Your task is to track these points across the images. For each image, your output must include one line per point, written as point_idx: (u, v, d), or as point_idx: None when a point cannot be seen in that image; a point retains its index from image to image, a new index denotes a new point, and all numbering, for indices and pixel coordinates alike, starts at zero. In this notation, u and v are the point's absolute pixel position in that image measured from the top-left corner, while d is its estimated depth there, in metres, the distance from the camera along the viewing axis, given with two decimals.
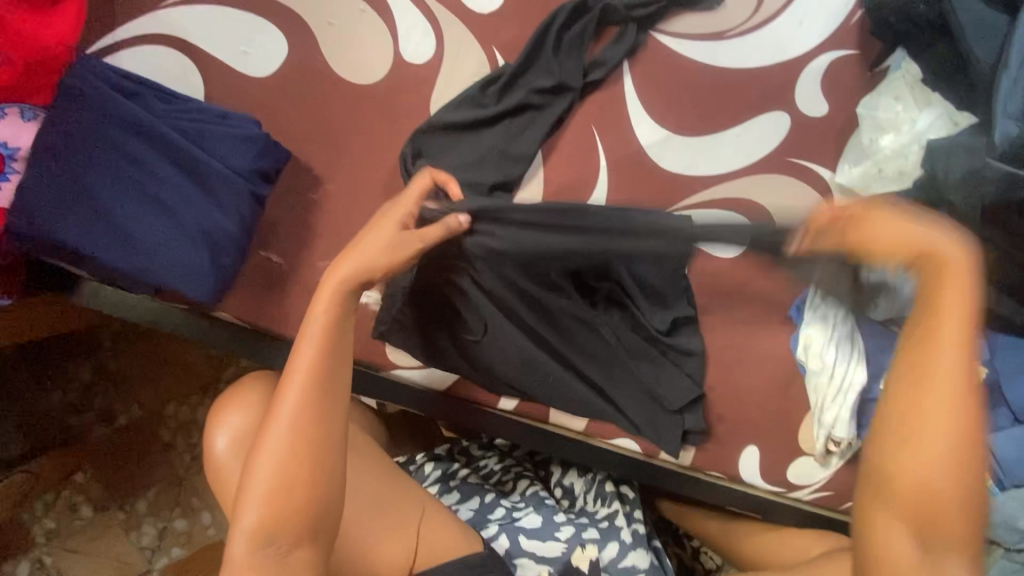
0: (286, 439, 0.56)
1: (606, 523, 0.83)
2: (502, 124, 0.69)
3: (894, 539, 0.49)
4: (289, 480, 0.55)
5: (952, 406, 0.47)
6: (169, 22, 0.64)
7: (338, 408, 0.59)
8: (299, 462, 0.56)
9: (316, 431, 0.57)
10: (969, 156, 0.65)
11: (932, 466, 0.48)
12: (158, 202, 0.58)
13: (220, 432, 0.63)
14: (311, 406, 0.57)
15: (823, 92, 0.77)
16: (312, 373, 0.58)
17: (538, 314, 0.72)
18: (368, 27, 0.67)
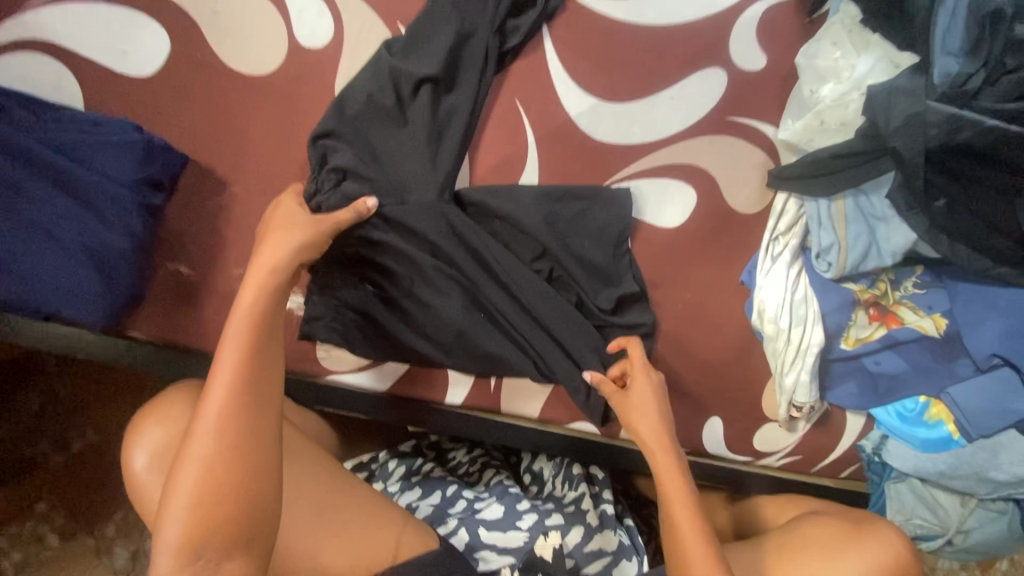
0: (209, 449, 0.50)
1: (573, 507, 0.79)
2: (424, 117, 0.64)
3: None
4: (216, 489, 0.49)
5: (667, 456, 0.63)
6: (36, 26, 0.59)
7: (270, 410, 0.53)
8: (225, 469, 0.50)
9: (246, 436, 0.51)
10: (910, 97, 0.61)
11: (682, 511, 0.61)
12: (45, 228, 0.56)
13: (138, 449, 0.58)
14: (238, 409, 0.51)
15: (760, 43, 0.72)
16: (237, 373, 0.52)
17: (467, 289, 0.69)
18: (258, 13, 0.62)
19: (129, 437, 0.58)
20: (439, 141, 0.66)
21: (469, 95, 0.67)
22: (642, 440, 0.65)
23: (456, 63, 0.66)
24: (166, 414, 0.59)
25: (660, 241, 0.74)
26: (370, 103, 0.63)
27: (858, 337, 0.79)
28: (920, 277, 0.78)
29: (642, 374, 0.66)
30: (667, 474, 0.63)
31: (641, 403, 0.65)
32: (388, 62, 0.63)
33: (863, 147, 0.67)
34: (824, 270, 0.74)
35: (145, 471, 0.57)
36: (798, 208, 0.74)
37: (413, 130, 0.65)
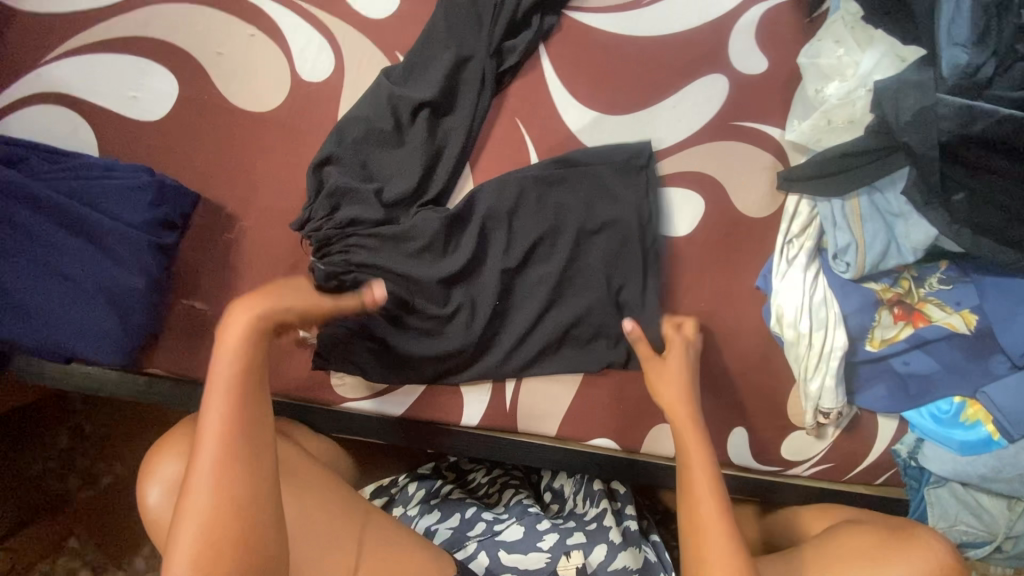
0: (208, 495, 0.49)
1: (594, 525, 0.78)
2: (422, 141, 0.66)
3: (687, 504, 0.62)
4: (216, 537, 0.48)
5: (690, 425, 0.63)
6: (51, 78, 0.61)
7: (264, 454, 0.52)
8: (226, 514, 0.49)
9: (241, 482, 0.50)
10: (919, 91, 0.60)
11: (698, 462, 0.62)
12: (58, 269, 0.57)
13: (152, 485, 0.58)
14: (229, 454, 0.50)
15: (760, 46, 0.71)
16: (232, 415, 0.51)
17: (468, 305, 0.68)
18: (261, 51, 0.63)
19: (146, 473, 0.59)
20: (437, 161, 0.67)
21: (468, 116, 0.68)
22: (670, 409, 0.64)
23: (453, 86, 0.67)
24: (181, 446, 0.60)
25: (669, 251, 0.74)
26: (368, 129, 0.64)
27: (884, 338, 0.77)
28: (946, 272, 0.76)
29: (686, 417, 0.64)
30: (687, 438, 0.63)
31: (686, 446, 0.63)
32: (387, 89, 0.64)
33: (875, 143, 0.65)
34: (842, 270, 0.72)
35: (158, 505, 0.58)
36: (811, 209, 0.73)
37: (412, 152, 0.66)
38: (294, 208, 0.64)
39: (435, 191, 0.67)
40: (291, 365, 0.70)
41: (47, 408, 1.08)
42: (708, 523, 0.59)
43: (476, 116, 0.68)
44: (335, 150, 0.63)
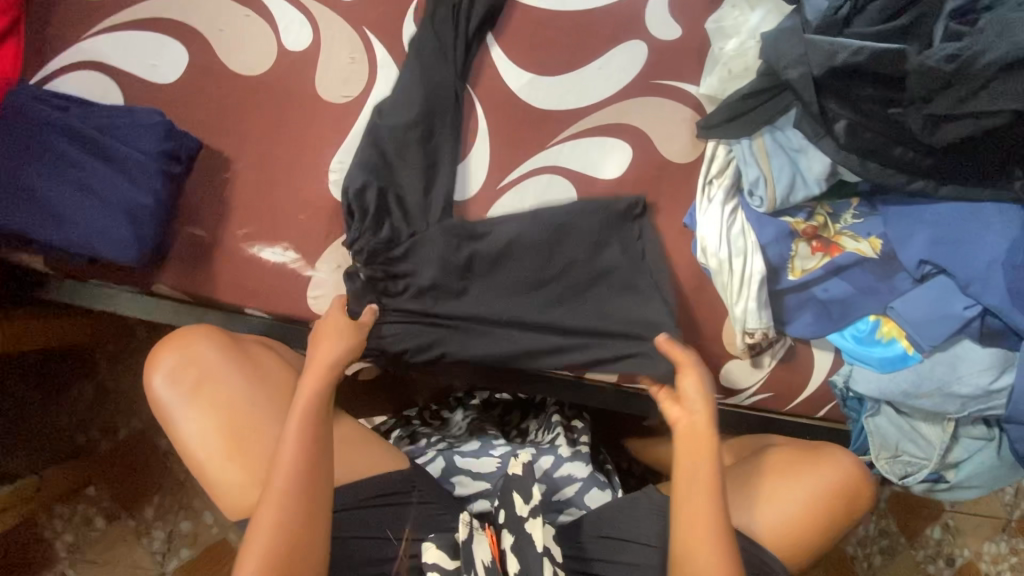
0: (277, 520, 0.63)
1: (547, 443, 0.87)
2: (420, 123, 0.78)
3: (691, 519, 0.68)
4: (279, 553, 0.62)
5: (705, 448, 0.70)
6: (90, 49, 0.75)
7: (321, 491, 0.65)
8: (288, 534, 0.63)
9: (300, 513, 0.64)
10: (791, 37, 0.71)
11: (709, 484, 0.69)
12: (83, 185, 0.68)
13: (158, 373, 0.72)
14: (295, 488, 0.64)
15: (673, 16, 0.84)
16: (297, 457, 0.65)
17: (465, 286, 0.79)
18: (255, 28, 0.77)
19: (150, 361, 0.73)
20: (440, 131, 0.80)
21: (449, 141, 0.80)
22: (683, 436, 0.72)
23: (439, 112, 0.80)
24: (181, 344, 0.73)
25: (604, 191, 0.84)
26: (377, 132, 0.77)
27: (804, 268, 0.84)
28: (857, 209, 0.83)
29: (705, 442, 0.71)
30: (699, 457, 0.70)
31: (699, 466, 0.70)
32: (375, 104, 0.78)
33: (766, 84, 0.76)
34: (757, 205, 0.81)
35: (163, 389, 0.72)
36: (727, 152, 0.83)
37: (412, 133, 0.78)
38: (278, 155, 0.78)
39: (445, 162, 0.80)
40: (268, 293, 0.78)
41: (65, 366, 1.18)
42: (706, 536, 0.67)
43: (454, 91, 0.80)
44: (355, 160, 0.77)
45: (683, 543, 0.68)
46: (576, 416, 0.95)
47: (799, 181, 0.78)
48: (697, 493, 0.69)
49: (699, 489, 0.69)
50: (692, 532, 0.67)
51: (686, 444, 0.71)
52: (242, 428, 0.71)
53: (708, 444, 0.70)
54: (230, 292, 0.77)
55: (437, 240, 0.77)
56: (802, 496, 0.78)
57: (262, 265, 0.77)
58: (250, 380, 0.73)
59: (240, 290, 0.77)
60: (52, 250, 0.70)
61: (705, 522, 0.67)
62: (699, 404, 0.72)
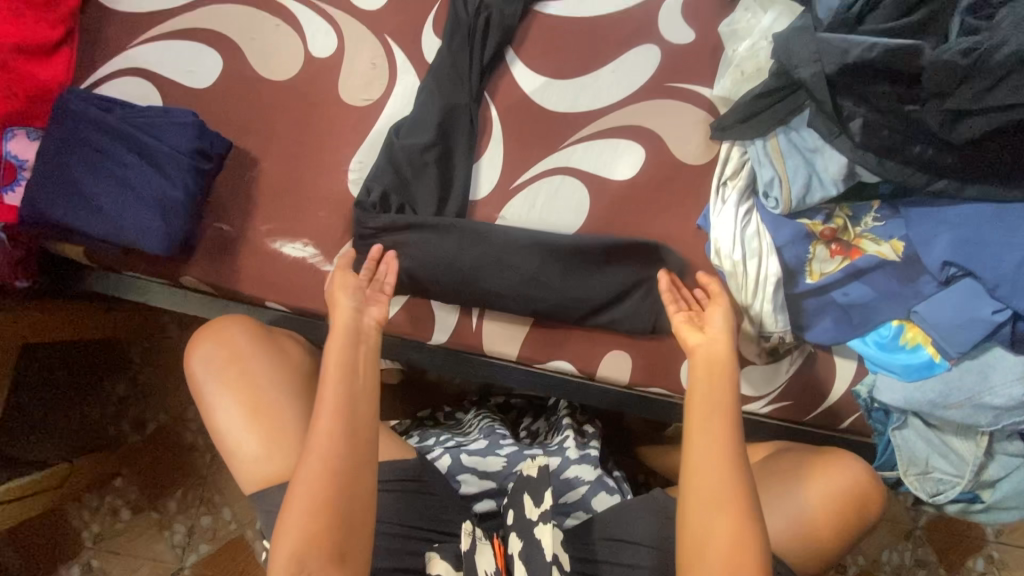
0: (325, 452, 0.61)
1: (556, 446, 0.86)
2: (434, 138, 0.80)
3: (702, 452, 0.64)
4: (331, 484, 0.61)
5: (722, 375, 0.68)
6: (134, 58, 0.81)
7: (365, 454, 0.63)
8: (338, 464, 0.61)
9: (349, 463, 0.62)
10: (803, 34, 0.71)
11: (724, 416, 0.65)
12: (121, 180, 0.72)
13: (195, 361, 0.73)
14: (338, 459, 0.61)
15: (686, 20, 0.85)
16: (339, 390, 0.64)
17: (480, 299, 0.81)
18: (283, 36, 0.82)
19: (189, 347, 0.73)
20: (455, 148, 0.83)
21: (466, 163, 0.83)
22: (698, 363, 0.69)
23: (459, 132, 0.83)
24: (221, 334, 0.74)
25: (617, 192, 0.85)
26: (390, 148, 0.80)
27: (823, 270, 0.82)
28: (878, 211, 0.82)
29: (722, 369, 0.68)
30: (713, 386, 0.67)
31: (715, 402, 0.66)
32: (390, 122, 0.81)
33: (778, 84, 0.76)
34: (773, 207, 0.80)
35: (202, 375, 0.72)
36: (742, 154, 0.83)
37: (427, 148, 0.80)
38: (301, 154, 0.81)
39: (460, 175, 0.82)
40: (288, 288, 0.80)
41: (102, 361, 1.24)
42: (719, 480, 0.63)
43: (470, 105, 0.83)
44: (369, 177, 0.80)
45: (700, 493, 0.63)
46: (588, 420, 0.94)
47: (810, 194, 0.77)
48: (704, 425, 0.65)
49: (711, 431, 0.65)
50: (709, 475, 0.63)
51: (702, 370, 0.69)
52: (269, 428, 0.69)
53: (724, 378, 0.68)
54: (251, 284, 0.80)
55: (446, 253, 0.79)
56: (814, 503, 0.75)
57: (282, 259, 0.80)
58: (278, 382, 0.72)
59: (260, 282, 0.80)
60: (89, 241, 0.74)
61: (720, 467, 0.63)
62: (719, 338, 0.70)
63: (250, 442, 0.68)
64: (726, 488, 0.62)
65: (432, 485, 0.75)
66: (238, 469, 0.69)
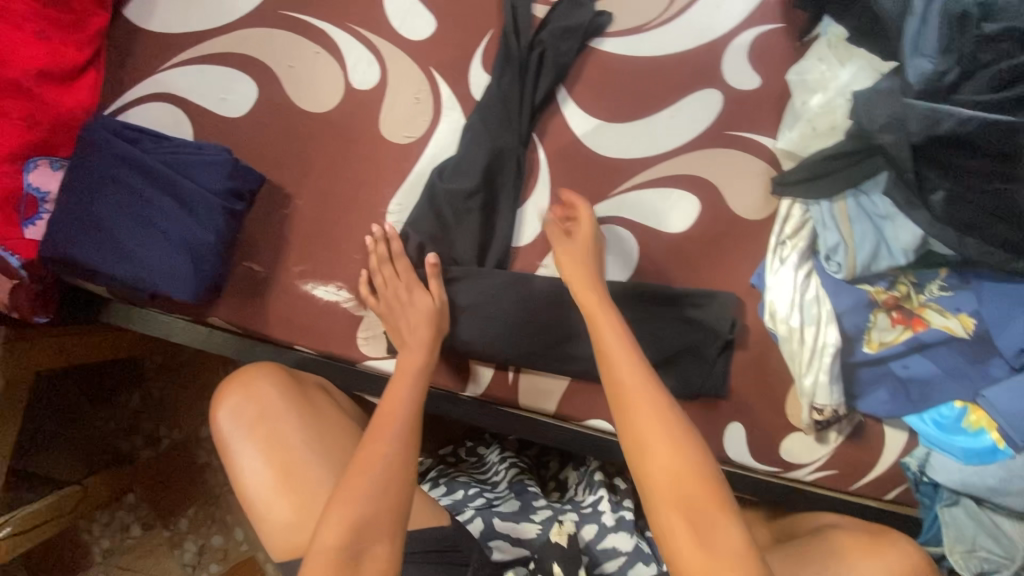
0: (367, 460, 0.64)
1: (589, 509, 0.83)
2: (479, 184, 0.75)
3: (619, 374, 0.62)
4: (365, 483, 0.63)
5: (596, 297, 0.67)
6: (163, 81, 0.76)
7: (401, 463, 0.65)
8: (374, 468, 0.64)
9: (388, 468, 0.64)
10: (890, 98, 0.65)
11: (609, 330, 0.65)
12: (148, 221, 0.68)
13: (223, 414, 0.70)
14: (379, 469, 0.64)
15: (752, 65, 0.79)
16: (394, 410, 0.68)
17: (519, 354, 0.76)
18: (323, 65, 0.77)
19: (217, 399, 0.70)
20: (502, 192, 0.78)
21: (511, 200, 0.78)
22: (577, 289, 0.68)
23: (506, 164, 0.77)
24: (248, 385, 0.71)
25: (668, 246, 0.80)
26: (432, 194, 0.75)
27: (882, 341, 0.78)
28: (946, 279, 0.77)
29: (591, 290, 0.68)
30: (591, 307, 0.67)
31: (603, 323, 0.66)
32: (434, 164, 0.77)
33: (854, 146, 0.70)
34: (834, 270, 0.76)
35: (230, 428, 0.70)
36: (803, 212, 0.77)
37: (473, 195, 0.75)
38: (339, 193, 0.77)
39: (505, 222, 0.77)
40: (317, 334, 0.76)
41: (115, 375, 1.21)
42: (635, 395, 0.61)
43: (518, 147, 0.77)
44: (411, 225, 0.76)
45: (642, 472, 0.59)
46: (617, 471, 0.90)
47: (879, 264, 0.73)
48: (625, 385, 0.61)
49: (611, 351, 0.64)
50: (646, 433, 0.59)
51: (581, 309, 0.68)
52: (301, 491, 0.67)
53: (627, 337, 0.65)
54: (281, 327, 0.76)
55: (485, 305, 0.76)
56: None
57: (313, 303, 0.76)
58: (311, 441, 0.69)
59: (290, 326, 0.76)
60: (113, 283, 0.70)
61: (655, 438, 0.59)
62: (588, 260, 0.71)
63: (280, 508, 0.66)
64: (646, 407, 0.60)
65: (464, 555, 0.72)
66: (269, 535, 0.67)
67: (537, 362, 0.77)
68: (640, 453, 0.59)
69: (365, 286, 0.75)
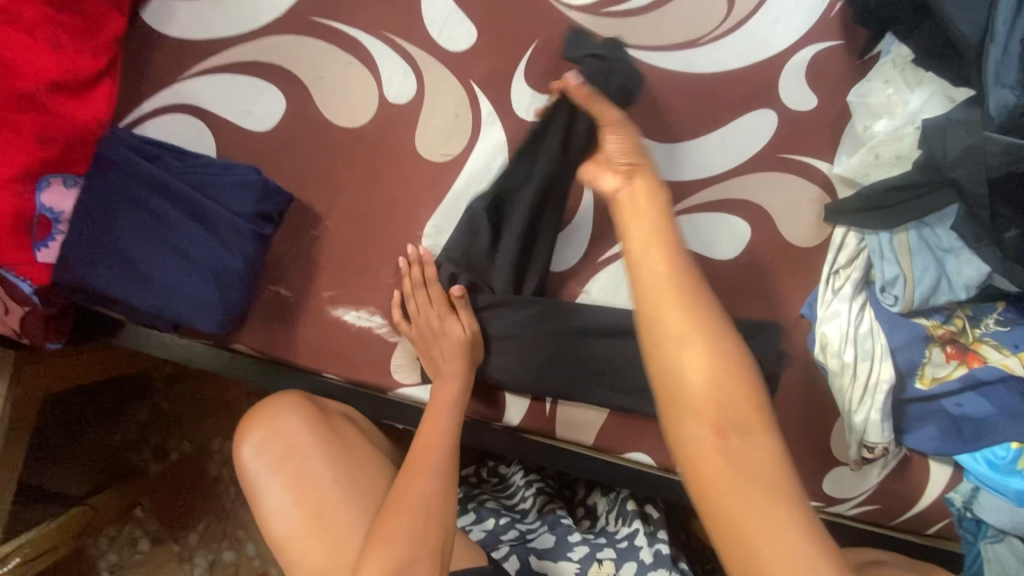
0: (403, 498, 0.60)
1: (625, 543, 0.80)
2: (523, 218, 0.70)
3: (664, 295, 0.43)
4: (401, 521, 0.58)
5: (645, 192, 0.47)
6: (186, 92, 0.72)
7: (440, 501, 0.61)
8: (411, 507, 0.59)
9: (426, 506, 0.60)
10: (966, 130, 0.62)
11: (651, 233, 0.45)
12: (173, 247, 0.64)
13: (248, 450, 0.66)
14: (416, 507, 0.59)
15: (809, 85, 0.75)
16: (431, 445, 0.64)
17: (556, 385, 0.73)
18: (355, 76, 0.72)
19: (241, 434, 0.67)
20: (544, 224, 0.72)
21: (549, 243, 0.73)
22: (615, 189, 0.48)
23: (546, 210, 0.71)
24: (274, 419, 0.67)
25: (715, 274, 0.76)
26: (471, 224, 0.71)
27: (936, 376, 0.75)
28: (1002, 313, 0.74)
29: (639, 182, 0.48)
30: (635, 201, 0.47)
31: (645, 223, 0.45)
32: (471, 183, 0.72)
33: (921, 178, 0.67)
34: (890, 303, 0.73)
35: (256, 466, 0.66)
36: (858, 241, 0.74)
37: (516, 229, 0.70)
38: (371, 214, 0.73)
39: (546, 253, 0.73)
40: (347, 363, 0.72)
41: (121, 385, 1.16)
42: (679, 322, 0.42)
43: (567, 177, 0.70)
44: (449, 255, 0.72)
45: (677, 425, 0.42)
46: (649, 499, 0.87)
47: (934, 300, 0.69)
48: (642, 239, 0.44)
49: (654, 257, 0.44)
50: (687, 375, 0.41)
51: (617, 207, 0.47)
52: (333, 532, 0.62)
53: (658, 187, 0.48)
54: (309, 355, 0.72)
55: (524, 334, 0.72)
56: None
57: (344, 330, 0.72)
58: (342, 479, 0.65)
59: (319, 354, 0.72)
60: (132, 312, 0.66)
61: (677, 312, 0.42)
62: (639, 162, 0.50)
63: (312, 552, 0.62)
64: (694, 339, 0.41)
65: None
66: None
67: (575, 395, 0.73)
68: (674, 396, 0.41)
69: (397, 312, 0.70)
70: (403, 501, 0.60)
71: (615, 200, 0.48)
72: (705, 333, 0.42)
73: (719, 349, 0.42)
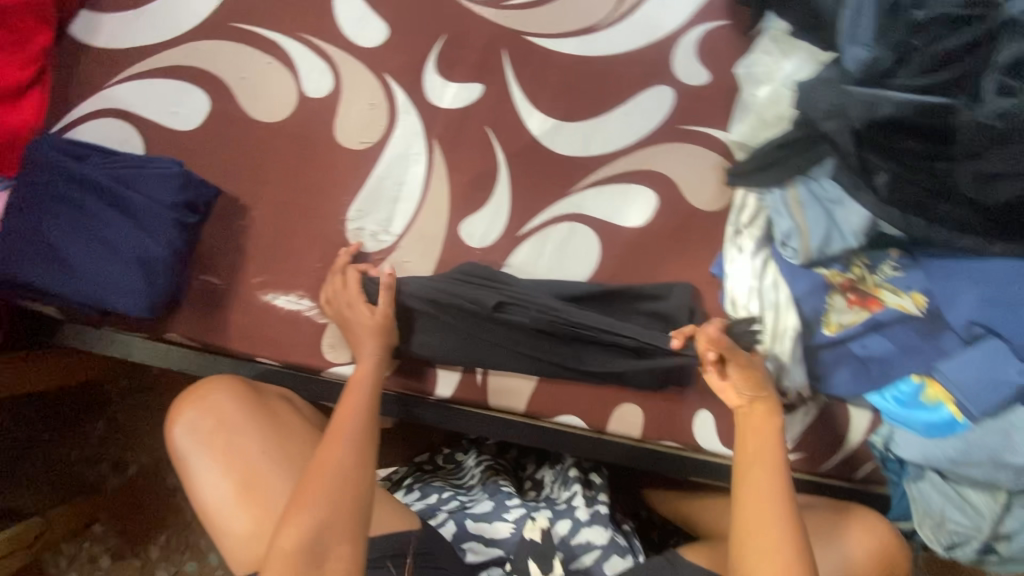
0: (320, 467, 0.62)
1: (564, 505, 0.82)
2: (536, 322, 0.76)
3: (754, 506, 0.64)
4: (317, 488, 0.61)
5: (763, 428, 0.68)
6: (113, 97, 0.76)
7: (358, 468, 0.63)
8: (326, 476, 0.62)
9: (343, 474, 0.62)
10: (828, 86, 0.68)
11: (761, 467, 0.65)
12: (98, 238, 0.67)
13: (180, 430, 0.68)
14: (332, 474, 0.62)
15: (701, 61, 0.82)
16: (350, 417, 0.66)
17: (491, 359, 0.77)
18: (275, 75, 0.77)
19: (173, 416, 0.69)
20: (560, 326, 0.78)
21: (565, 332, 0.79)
22: (743, 420, 0.69)
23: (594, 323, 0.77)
24: (204, 400, 0.69)
25: (628, 240, 0.81)
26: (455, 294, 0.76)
27: (840, 322, 0.79)
28: (897, 260, 0.79)
29: (764, 426, 0.68)
30: (762, 443, 0.67)
31: (759, 450, 0.67)
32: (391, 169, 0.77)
33: (799, 133, 0.73)
34: (790, 255, 0.77)
35: (187, 445, 0.68)
36: (757, 202, 0.79)
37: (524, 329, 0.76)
38: (296, 202, 0.77)
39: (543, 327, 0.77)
40: (279, 345, 0.75)
41: (78, 401, 1.17)
42: (764, 525, 0.63)
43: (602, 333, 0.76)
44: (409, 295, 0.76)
45: None
46: (593, 468, 0.90)
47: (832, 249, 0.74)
48: (756, 467, 0.66)
49: (759, 478, 0.65)
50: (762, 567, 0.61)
51: (744, 432, 0.69)
52: (259, 503, 0.65)
53: (778, 443, 0.67)
54: (242, 340, 0.75)
55: (456, 321, 0.76)
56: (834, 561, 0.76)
57: (274, 313, 0.75)
58: (270, 452, 0.67)
59: (251, 338, 0.75)
60: (65, 302, 0.69)
61: (767, 521, 0.63)
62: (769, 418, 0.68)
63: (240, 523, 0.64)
64: (770, 533, 0.62)
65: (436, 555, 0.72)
66: (229, 550, 0.65)
67: (506, 363, 0.78)
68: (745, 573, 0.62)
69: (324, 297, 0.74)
70: (320, 470, 0.62)
71: (738, 428, 0.69)
72: (779, 536, 0.62)
73: (786, 544, 0.61)
